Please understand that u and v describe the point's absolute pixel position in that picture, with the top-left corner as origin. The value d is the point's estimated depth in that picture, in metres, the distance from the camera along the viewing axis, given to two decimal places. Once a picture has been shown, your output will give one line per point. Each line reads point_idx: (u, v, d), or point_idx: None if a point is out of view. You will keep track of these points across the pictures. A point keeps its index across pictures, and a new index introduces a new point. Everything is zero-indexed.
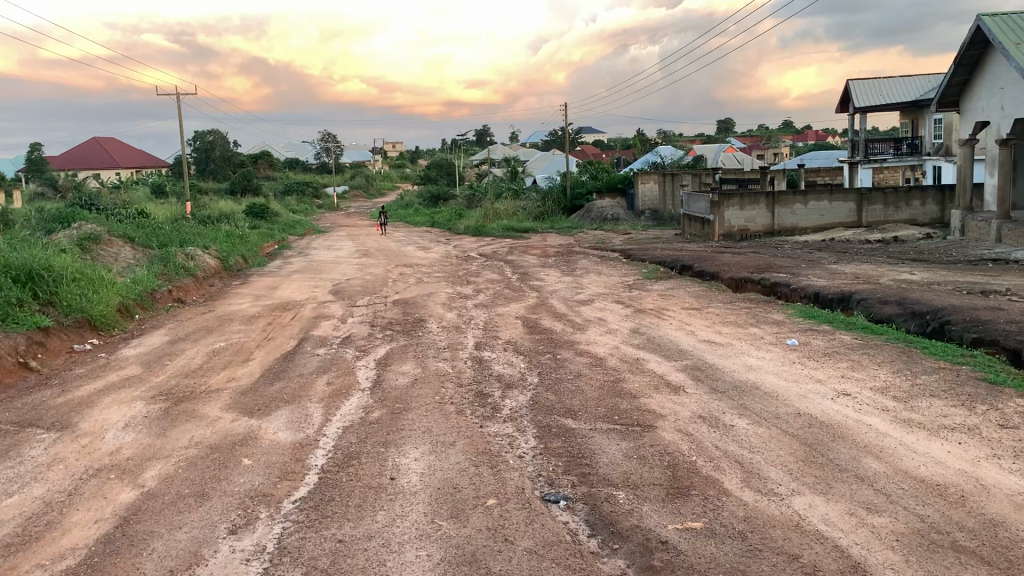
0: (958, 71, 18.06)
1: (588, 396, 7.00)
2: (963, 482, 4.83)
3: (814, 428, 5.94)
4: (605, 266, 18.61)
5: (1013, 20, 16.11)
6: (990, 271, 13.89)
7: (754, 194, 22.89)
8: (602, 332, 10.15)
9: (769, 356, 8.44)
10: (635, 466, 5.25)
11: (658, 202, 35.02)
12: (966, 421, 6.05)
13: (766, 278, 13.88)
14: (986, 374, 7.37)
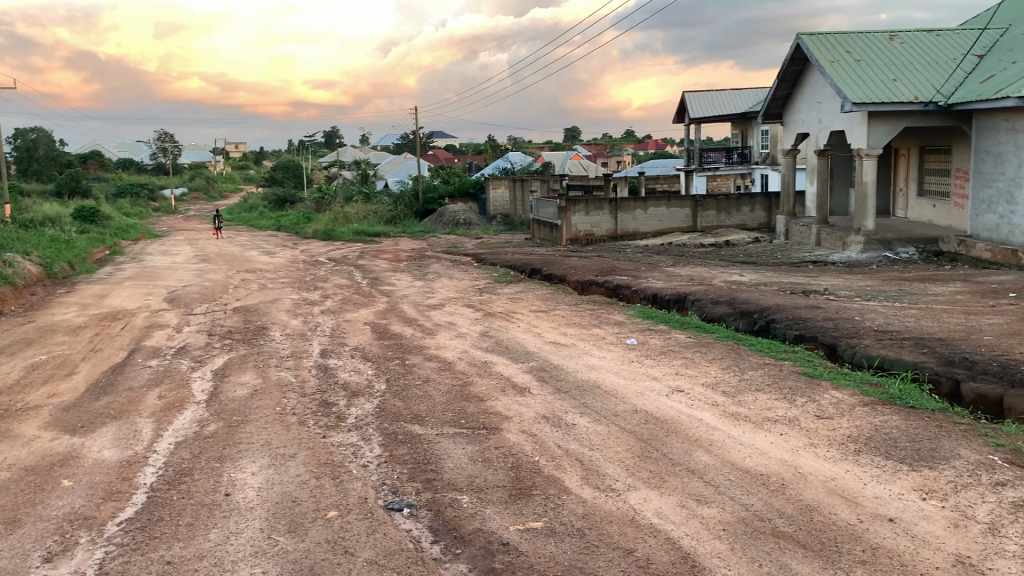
0: (780, 85, 19.31)
1: (434, 401, 6.98)
2: (784, 471, 5.14)
3: (650, 424, 6.17)
4: (455, 270, 18.65)
5: (828, 39, 17.41)
6: (811, 272, 14.91)
7: (598, 200, 23.64)
8: (451, 336, 10.15)
9: (610, 356, 8.71)
10: (479, 470, 5.27)
11: (508, 207, 35.52)
12: (787, 412, 6.47)
13: (609, 281, 14.33)
14: (805, 368, 7.91)
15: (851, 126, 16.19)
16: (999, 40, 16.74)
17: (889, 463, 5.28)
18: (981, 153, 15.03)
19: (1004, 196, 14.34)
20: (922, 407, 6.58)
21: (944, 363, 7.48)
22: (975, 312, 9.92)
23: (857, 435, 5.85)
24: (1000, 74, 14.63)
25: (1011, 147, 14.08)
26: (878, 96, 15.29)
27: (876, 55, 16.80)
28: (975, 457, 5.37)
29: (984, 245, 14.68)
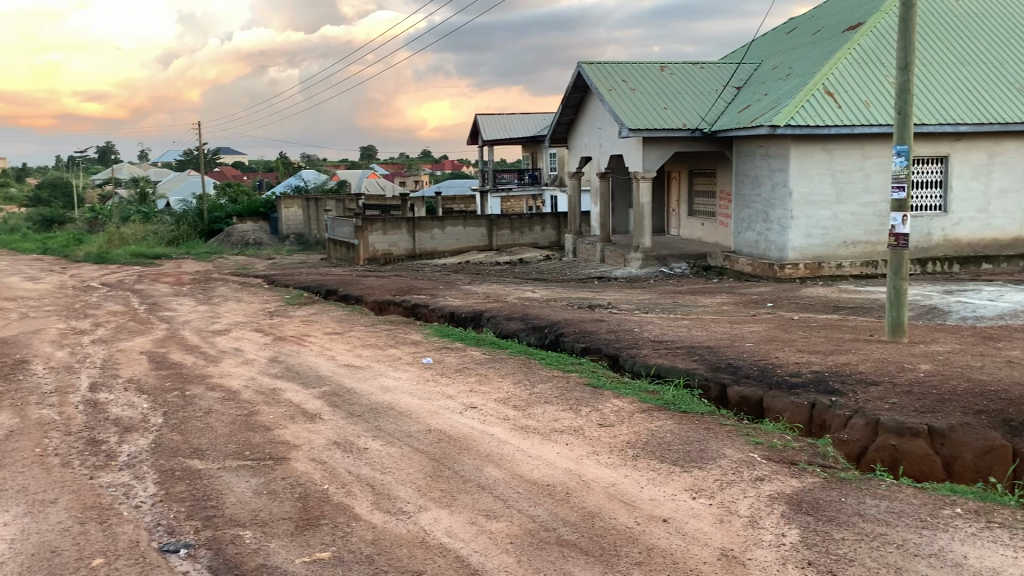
0: (565, 111, 20.20)
1: (217, 433, 6.63)
2: (568, 480, 5.34)
3: (442, 442, 6.20)
4: (244, 293, 17.89)
5: (607, 68, 18.46)
6: (596, 288, 15.67)
7: (395, 219, 23.59)
8: (238, 363, 9.71)
9: (404, 376, 8.68)
10: (264, 502, 5.06)
11: (301, 227, 34.63)
12: (573, 422, 6.73)
13: (406, 300, 14.32)
14: (590, 379, 8.27)
15: (629, 150, 17.21)
16: (753, 74, 18.47)
17: (663, 465, 5.63)
18: (741, 176, 16.46)
19: (762, 215, 15.76)
20: (693, 411, 7.09)
21: (712, 368, 8.10)
22: (739, 322, 10.82)
23: (635, 441, 6.18)
24: (754, 105, 16.13)
25: (766, 172, 15.50)
26: (652, 123, 16.39)
27: (649, 84, 18.00)
28: (737, 455, 5.84)
29: (746, 259, 16.06)
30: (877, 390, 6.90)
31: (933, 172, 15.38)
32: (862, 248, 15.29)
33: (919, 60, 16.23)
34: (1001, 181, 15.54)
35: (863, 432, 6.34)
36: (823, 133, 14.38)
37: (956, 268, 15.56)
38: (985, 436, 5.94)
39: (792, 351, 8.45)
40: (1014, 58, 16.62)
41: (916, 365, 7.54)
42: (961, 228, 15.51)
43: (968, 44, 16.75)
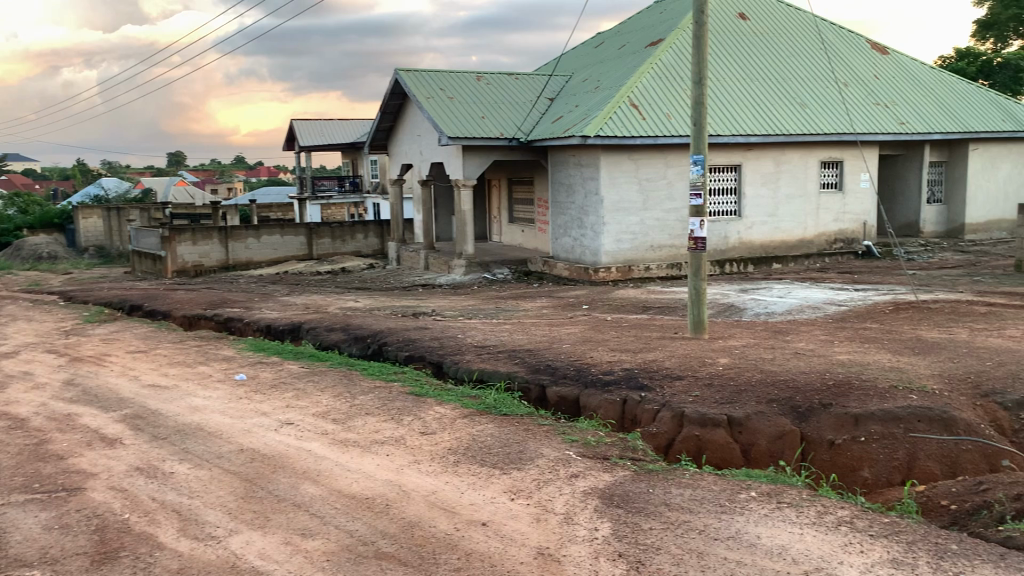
0: (383, 118, 20.05)
1: (1, 466, 6.04)
2: (388, 491, 5.29)
3: (256, 462, 5.97)
4: (35, 311, 16.44)
5: (424, 76, 18.52)
6: (419, 295, 15.66)
7: (206, 229, 22.50)
8: (26, 388, 8.90)
9: (216, 394, 8.29)
10: (55, 539, 4.67)
11: (102, 238, 32.31)
12: (394, 433, 6.67)
13: (219, 314, 13.69)
14: (412, 388, 8.22)
15: (448, 157, 17.32)
16: (565, 85, 19.13)
17: (483, 469, 5.69)
18: (556, 184, 16.97)
19: (576, 221, 16.31)
20: (513, 413, 7.23)
21: (532, 371, 8.29)
22: (557, 324, 11.14)
23: (456, 446, 6.22)
24: (567, 115, 16.69)
25: (578, 179, 16.06)
26: (469, 131, 16.58)
27: (466, 93, 18.21)
28: (554, 454, 6.00)
29: (564, 264, 16.58)
30: (682, 384, 7.31)
31: (728, 180, 16.53)
32: (668, 251, 16.19)
33: (713, 76, 17.40)
34: (787, 188, 16.93)
35: (670, 424, 6.70)
36: (630, 142, 15.10)
37: (751, 268, 16.78)
38: (777, 422, 6.44)
39: (606, 351, 8.80)
40: (794, 75, 18.17)
41: (717, 359, 8.06)
42: (754, 231, 16.76)
43: (755, 62, 18.14)
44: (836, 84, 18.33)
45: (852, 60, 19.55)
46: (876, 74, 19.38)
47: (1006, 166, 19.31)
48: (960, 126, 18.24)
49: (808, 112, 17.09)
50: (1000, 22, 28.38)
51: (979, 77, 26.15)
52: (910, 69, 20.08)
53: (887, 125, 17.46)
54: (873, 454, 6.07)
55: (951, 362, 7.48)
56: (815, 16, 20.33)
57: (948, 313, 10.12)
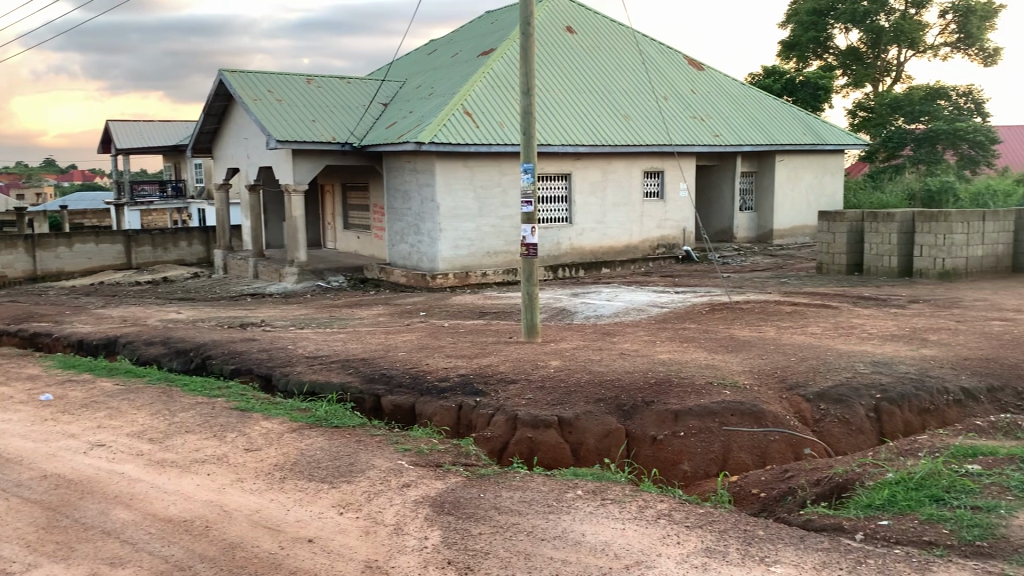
0: (207, 120, 19.18)
1: None
2: (208, 512, 5.04)
3: (60, 489, 5.52)
4: None
5: (251, 78, 17.88)
6: (249, 305, 15.08)
7: (9, 237, 20.68)
8: None
9: (17, 417, 7.62)
10: None
11: None
12: (216, 450, 6.37)
13: (23, 329, 12.61)
14: (237, 403, 7.87)
15: (278, 162, 16.79)
16: (398, 91, 19.03)
17: (311, 484, 5.53)
18: (390, 190, 16.84)
19: (412, 227, 16.24)
20: (345, 425, 7.08)
21: (366, 380, 8.16)
22: (392, 332, 11.02)
23: (283, 462, 6.02)
24: (400, 122, 16.60)
25: (413, 185, 16.00)
26: (299, 135, 16.15)
27: (295, 96, 17.73)
28: (385, 465, 5.92)
29: (400, 271, 16.47)
30: (515, 388, 7.41)
31: (559, 188, 16.96)
32: (503, 257, 16.41)
33: (543, 86, 17.83)
34: (613, 195, 17.59)
35: (504, 428, 6.77)
36: (463, 150, 15.21)
37: (582, 273, 17.27)
38: (604, 421, 6.66)
39: (441, 357, 8.80)
40: (619, 88, 18.93)
41: (548, 362, 8.23)
42: (583, 237, 17.29)
43: (582, 74, 18.76)
44: (657, 98, 19.25)
45: (670, 75, 20.60)
46: (694, 89, 20.52)
47: (808, 176, 20.92)
48: (767, 139, 19.61)
49: (631, 124, 17.84)
50: (801, 43, 30.77)
51: (784, 94, 28.26)
52: (723, 85, 21.39)
53: (703, 138, 18.52)
54: (691, 448, 6.38)
55: (762, 358, 8.00)
56: (638, 32, 21.27)
57: (758, 312, 10.83)
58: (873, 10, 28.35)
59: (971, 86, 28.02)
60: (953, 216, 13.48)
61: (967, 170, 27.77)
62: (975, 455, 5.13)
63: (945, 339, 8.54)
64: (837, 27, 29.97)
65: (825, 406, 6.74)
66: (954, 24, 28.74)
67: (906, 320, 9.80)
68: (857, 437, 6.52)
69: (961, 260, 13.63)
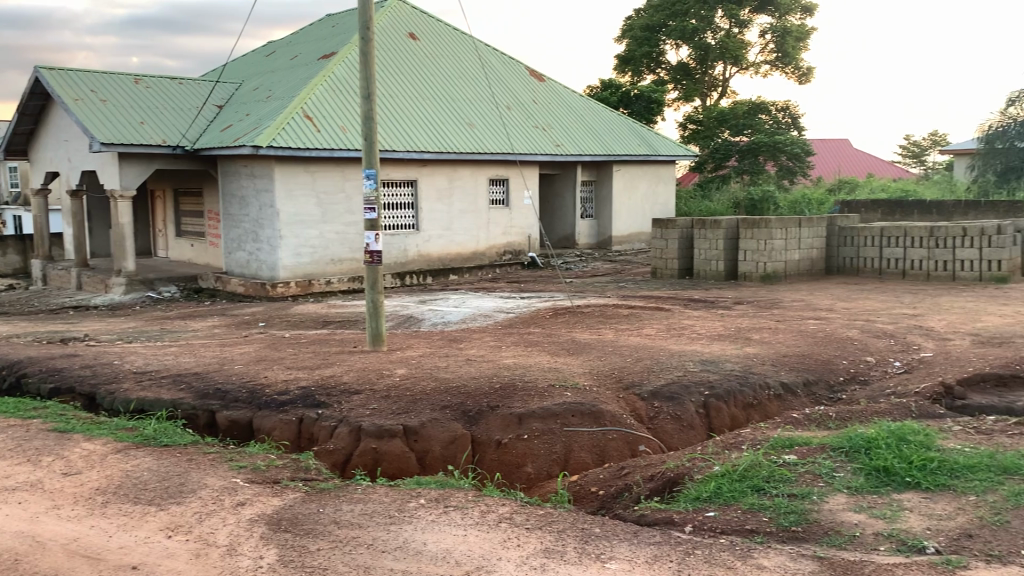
0: (21, 120, 17.78)
1: None
2: (19, 544, 4.65)
3: None
4: None
5: (71, 76, 16.76)
6: (70, 319, 14.05)
7: None
8: None
9: None
10: None
11: None
12: (30, 477, 5.89)
13: None
14: (56, 425, 7.31)
15: (102, 166, 15.77)
16: (234, 93, 18.37)
17: (136, 508, 5.21)
18: (227, 196, 16.19)
19: (250, 235, 15.68)
20: (176, 443, 6.73)
21: (199, 395, 7.79)
22: (229, 345, 10.58)
23: (106, 485, 5.65)
24: (236, 125, 16.01)
25: (251, 191, 15.45)
26: (125, 137, 15.25)
27: (121, 96, 16.75)
28: (219, 483, 5.67)
29: (238, 280, 15.86)
30: (359, 398, 7.26)
31: (404, 194, 16.86)
32: (347, 265, 16.11)
33: (386, 92, 17.68)
34: (459, 202, 17.67)
35: (347, 439, 6.64)
36: (303, 154, 14.84)
37: (429, 280, 17.20)
38: (449, 427, 6.66)
39: (280, 369, 8.53)
40: (463, 96, 19.06)
41: (393, 370, 8.14)
42: (431, 244, 17.23)
43: (425, 81, 18.75)
44: (500, 107, 19.54)
45: (512, 85, 20.97)
46: (535, 100, 20.98)
47: (643, 185, 21.84)
48: (606, 150, 20.31)
49: (476, 132, 18.01)
50: (636, 58, 32.03)
51: (620, 106, 29.34)
52: (563, 96, 21.98)
53: (545, 147, 18.96)
54: (534, 450, 6.49)
55: (600, 360, 8.26)
56: (480, 41, 21.51)
57: (597, 316, 11.18)
58: (701, 28, 30.03)
59: (788, 102, 30.19)
60: (773, 223, 14.43)
61: (785, 180, 29.55)
62: (791, 446, 5.49)
63: (765, 338, 9.11)
64: (668, 43, 31.51)
65: (659, 404, 7.04)
66: (772, 44, 30.82)
67: (731, 320, 10.39)
68: (689, 432, 6.84)
69: (781, 264, 14.58)
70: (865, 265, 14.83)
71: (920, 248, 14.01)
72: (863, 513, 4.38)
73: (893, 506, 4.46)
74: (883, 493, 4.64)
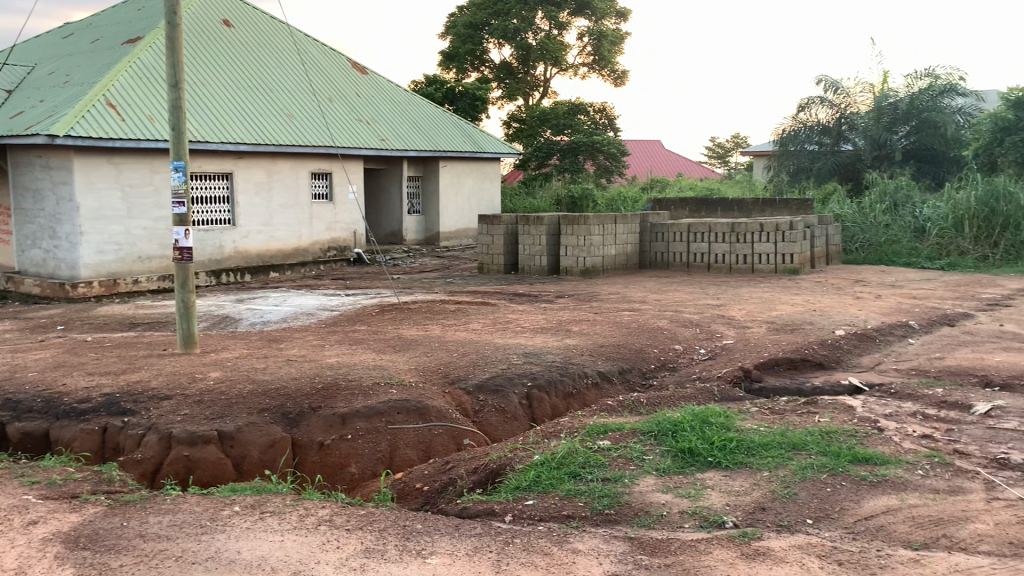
0: None
1: None
2: None
3: None
4: None
5: None
6: None
7: None
8: None
9: None
10: None
11: None
12: None
13: None
14: None
15: None
16: (25, 77, 16.90)
17: None
18: (19, 188, 14.85)
19: (46, 231, 14.47)
20: None
21: None
22: (23, 350, 9.71)
23: None
24: (28, 111, 14.73)
25: (47, 184, 14.26)
26: None
27: None
28: (10, 502, 5.20)
29: (33, 280, 14.61)
30: (170, 403, 6.86)
31: (219, 188, 16.12)
32: (158, 262, 15.22)
33: (198, 81, 16.86)
34: (279, 197, 17.11)
35: (157, 448, 6.27)
36: (106, 145, 13.88)
37: (248, 277, 16.54)
38: (268, 430, 6.44)
39: (81, 375, 7.93)
40: (281, 86, 18.47)
41: (207, 373, 7.75)
42: (249, 240, 16.57)
43: (241, 71, 18.03)
44: (321, 100, 19.09)
45: (334, 77, 20.55)
46: (357, 92, 20.68)
47: (468, 181, 22.02)
48: (430, 145, 20.34)
49: (296, 124, 17.52)
50: (459, 54, 32.09)
51: (445, 102, 29.37)
52: (386, 90, 21.78)
53: (368, 142, 18.73)
54: (358, 450, 6.40)
55: (425, 356, 8.24)
56: (299, 31, 20.93)
57: (423, 312, 11.16)
58: (523, 28, 30.64)
59: (605, 104, 31.31)
60: (591, 219, 15.00)
61: (603, 178, 30.87)
62: (606, 431, 5.72)
63: (585, 330, 9.44)
64: (491, 42, 31.90)
65: (483, 397, 7.13)
66: (589, 47, 31.90)
67: (553, 314, 10.67)
68: (513, 424, 6.96)
69: (599, 258, 15.14)
70: (674, 259, 15.66)
71: (722, 243, 14.99)
72: (669, 493, 4.63)
73: (696, 484, 4.75)
74: (688, 473, 4.93)
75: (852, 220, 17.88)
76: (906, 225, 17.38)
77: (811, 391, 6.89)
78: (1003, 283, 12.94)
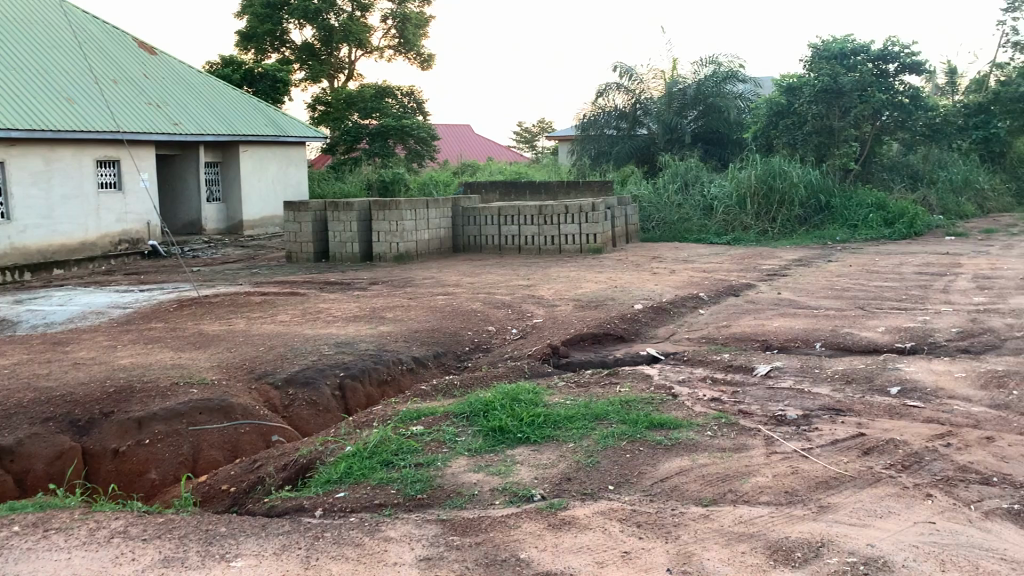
0: None
1: None
2: None
3: None
4: None
5: None
6: None
7: None
8: None
9: None
10: None
11: None
12: None
13: None
14: None
15: None
16: None
17: None
18: None
19: None
20: None
21: None
22: None
23: None
24: None
25: None
26: None
27: None
28: None
29: None
30: None
31: None
32: None
33: None
34: (60, 187, 15.79)
35: None
36: None
37: (29, 276, 15.15)
38: (54, 441, 5.97)
39: None
40: (57, 66, 17.02)
41: None
42: (27, 235, 15.17)
43: (9, 49, 16.44)
44: (104, 82, 17.77)
45: (117, 57, 19.19)
46: (146, 74, 19.42)
47: (273, 167, 21.25)
48: (229, 129, 19.45)
49: (76, 108, 16.22)
50: (258, 35, 30.71)
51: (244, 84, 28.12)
52: (178, 71, 20.59)
53: (160, 126, 17.67)
54: (158, 455, 6.05)
55: (229, 352, 7.90)
56: (74, 7, 19.32)
57: (227, 305, 10.67)
58: (323, 8, 30.04)
59: (413, 87, 31.22)
60: (402, 204, 14.91)
61: (414, 162, 30.86)
62: (418, 417, 5.72)
63: (398, 316, 9.38)
64: (291, 22, 30.79)
65: (293, 391, 6.93)
66: (394, 29, 31.59)
67: (365, 301, 10.53)
68: (324, 416, 6.81)
69: (412, 244, 15.10)
70: (486, 242, 15.88)
71: (531, 225, 15.37)
72: (480, 472, 4.71)
73: (506, 461, 4.86)
74: (499, 451, 5.03)
75: (647, 200, 18.83)
76: (696, 203, 18.49)
77: (614, 362, 7.23)
78: (780, 255, 14.10)
